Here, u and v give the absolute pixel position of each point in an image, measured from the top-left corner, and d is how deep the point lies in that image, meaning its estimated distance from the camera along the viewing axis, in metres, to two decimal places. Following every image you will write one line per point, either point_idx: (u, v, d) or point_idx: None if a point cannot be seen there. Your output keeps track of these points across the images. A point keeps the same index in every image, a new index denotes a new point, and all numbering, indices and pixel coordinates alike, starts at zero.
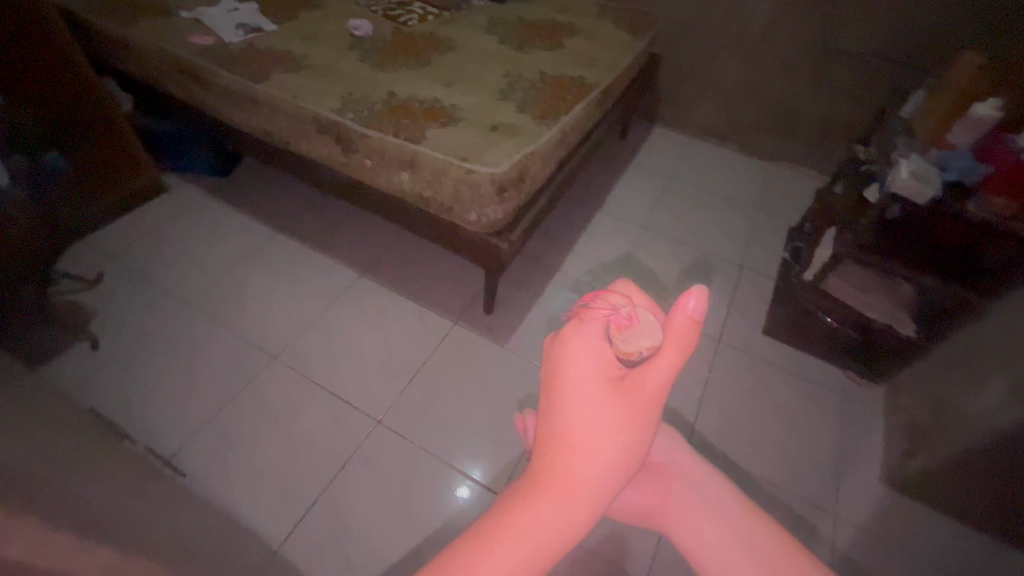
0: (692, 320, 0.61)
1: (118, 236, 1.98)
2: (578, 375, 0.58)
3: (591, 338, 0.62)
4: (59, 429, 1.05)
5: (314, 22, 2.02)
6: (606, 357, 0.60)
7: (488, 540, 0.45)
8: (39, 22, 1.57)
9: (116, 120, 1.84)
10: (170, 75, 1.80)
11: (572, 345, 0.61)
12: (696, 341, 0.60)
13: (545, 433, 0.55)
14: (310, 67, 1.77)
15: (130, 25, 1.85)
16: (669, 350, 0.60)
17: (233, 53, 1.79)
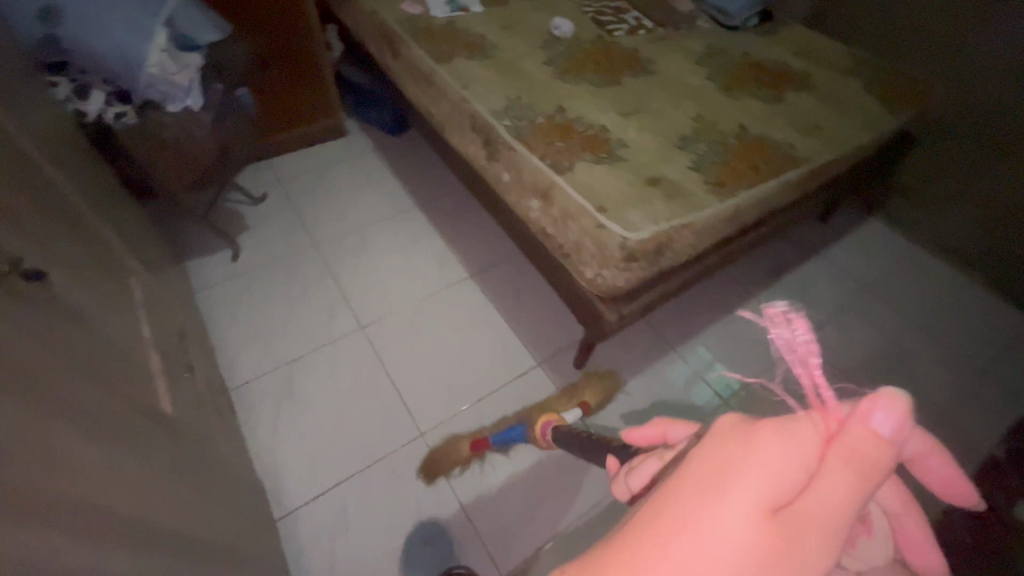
0: (880, 439, 0.36)
1: (292, 166, 2.21)
2: (724, 492, 0.35)
3: (789, 455, 0.36)
4: (162, 333, 1.18)
5: (520, 12, 1.94)
6: (773, 490, 0.35)
7: None
8: None
9: (322, 55, 2.03)
10: (374, 36, 1.88)
11: (747, 456, 0.36)
12: (882, 469, 0.36)
13: (621, 550, 0.35)
14: (494, 59, 1.70)
15: None
16: (836, 475, 0.35)
17: (432, 28, 1.80)
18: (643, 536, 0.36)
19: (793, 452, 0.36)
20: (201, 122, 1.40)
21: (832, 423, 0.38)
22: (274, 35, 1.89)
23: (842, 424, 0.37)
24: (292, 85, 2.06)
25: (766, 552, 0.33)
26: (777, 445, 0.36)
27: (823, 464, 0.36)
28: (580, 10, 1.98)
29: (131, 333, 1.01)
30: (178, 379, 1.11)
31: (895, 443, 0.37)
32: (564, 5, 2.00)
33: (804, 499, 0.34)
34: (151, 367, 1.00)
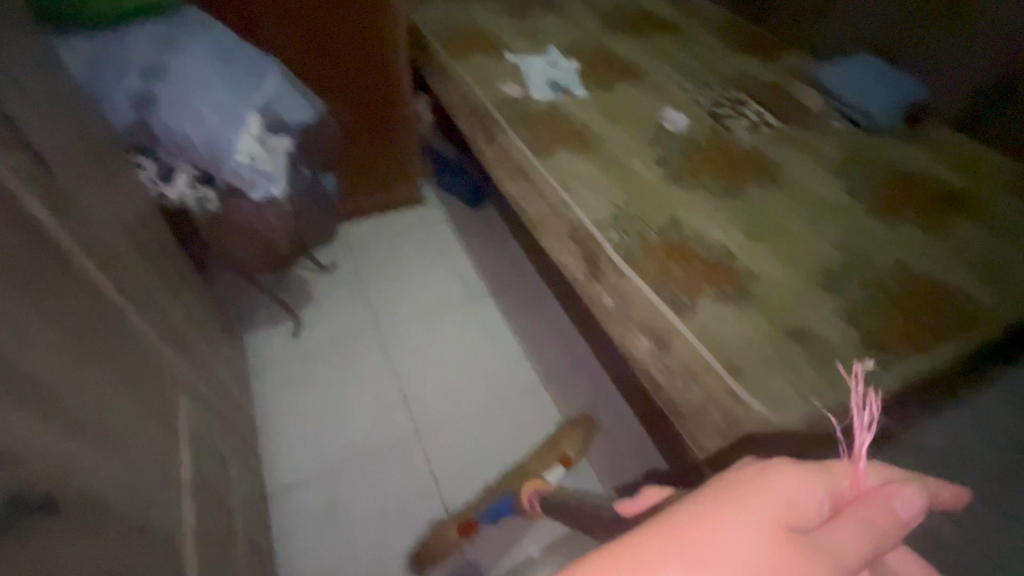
0: (897, 518, 0.41)
1: (365, 235, 2.12)
2: (754, 497, 0.38)
3: (813, 490, 0.40)
4: (203, 456, 1.03)
5: (628, 98, 1.79)
6: (795, 511, 0.38)
7: None
8: (381, 41, 1.72)
9: (411, 125, 1.95)
10: (467, 116, 1.78)
11: (776, 477, 0.40)
12: (893, 536, 0.40)
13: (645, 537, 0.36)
14: (599, 154, 1.53)
15: (462, 58, 1.90)
16: (852, 525, 0.39)
17: (533, 113, 1.67)
18: (666, 528, 0.36)
19: (813, 487, 0.40)
20: (279, 208, 1.27)
21: (852, 489, 0.43)
22: (366, 105, 1.83)
23: (863, 492, 0.43)
24: (377, 154, 1.99)
25: (785, 563, 0.35)
26: (804, 486, 0.40)
27: (838, 510, 0.40)
28: (695, 100, 1.79)
29: (165, 476, 0.86)
30: (208, 527, 0.94)
31: (906, 525, 0.42)
32: (676, 93, 1.83)
33: (819, 532, 0.37)
34: (177, 527, 0.83)
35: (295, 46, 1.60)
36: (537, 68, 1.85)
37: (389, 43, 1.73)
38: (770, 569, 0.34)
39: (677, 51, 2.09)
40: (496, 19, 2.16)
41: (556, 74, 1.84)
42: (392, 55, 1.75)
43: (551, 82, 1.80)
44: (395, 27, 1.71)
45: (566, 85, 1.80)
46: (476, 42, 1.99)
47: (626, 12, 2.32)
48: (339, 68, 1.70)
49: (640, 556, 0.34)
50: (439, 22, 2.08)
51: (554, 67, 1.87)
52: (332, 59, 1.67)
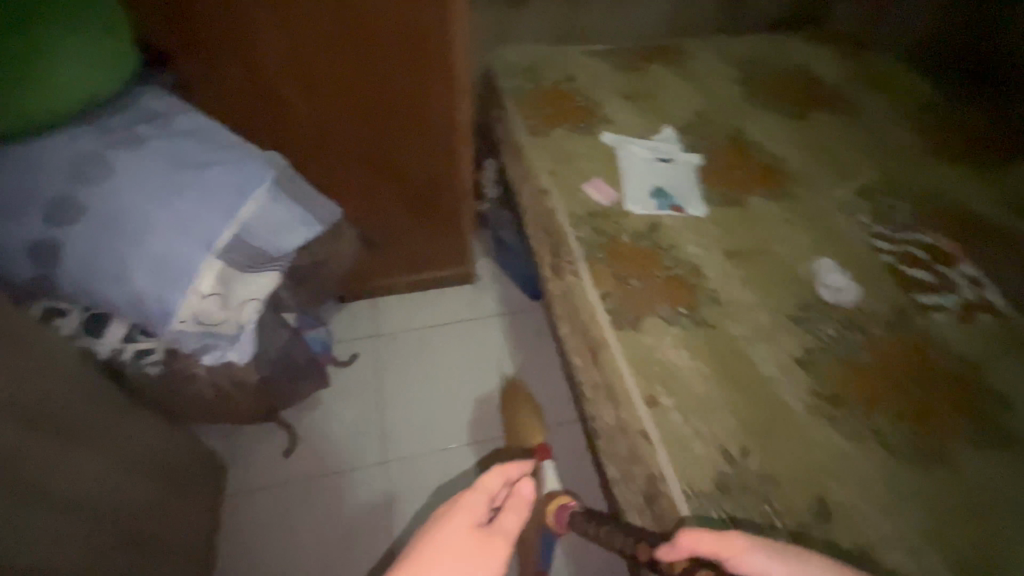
0: (525, 497, 0.79)
1: (396, 321, 1.77)
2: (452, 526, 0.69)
3: (472, 511, 0.72)
4: None
5: (762, 226, 1.25)
6: (471, 517, 0.71)
7: None
8: (439, 116, 1.31)
9: (464, 205, 1.55)
10: (534, 222, 1.33)
11: (450, 515, 0.71)
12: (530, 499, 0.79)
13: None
14: (708, 332, 1.03)
15: (544, 134, 1.42)
16: (508, 519, 0.75)
17: (623, 240, 1.19)
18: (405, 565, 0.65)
19: (471, 505, 0.72)
20: (244, 379, 0.95)
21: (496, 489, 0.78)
22: (414, 186, 1.44)
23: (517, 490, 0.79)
24: (420, 234, 1.61)
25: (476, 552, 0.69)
26: (476, 496, 0.74)
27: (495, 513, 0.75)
28: (868, 242, 1.21)
29: None
30: None
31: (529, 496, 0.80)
32: (837, 225, 1.26)
33: (487, 525, 0.73)
34: None
35: (321, 111, 1.21)
36: (642, 163, 1.35)
37: (446, 111, 1.30)
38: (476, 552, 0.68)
39: (843, 144, 1.49)
40: (599, 70, 1.66)
41: (666, 175, 1.32)
42: (447, 127, 1.33)
43: (658, 188, 1.29)
44: (456, 93, 1.27)
45: (678, 196, 1.28)
46: (566, 108, 1.50)
47: (776, 71, 1.72)
48: (377, 139, 1.31)
49: None
50: (524, 73, 1.61)
51: (666, 163, 1.35)
52: (369, 130, 1.28)
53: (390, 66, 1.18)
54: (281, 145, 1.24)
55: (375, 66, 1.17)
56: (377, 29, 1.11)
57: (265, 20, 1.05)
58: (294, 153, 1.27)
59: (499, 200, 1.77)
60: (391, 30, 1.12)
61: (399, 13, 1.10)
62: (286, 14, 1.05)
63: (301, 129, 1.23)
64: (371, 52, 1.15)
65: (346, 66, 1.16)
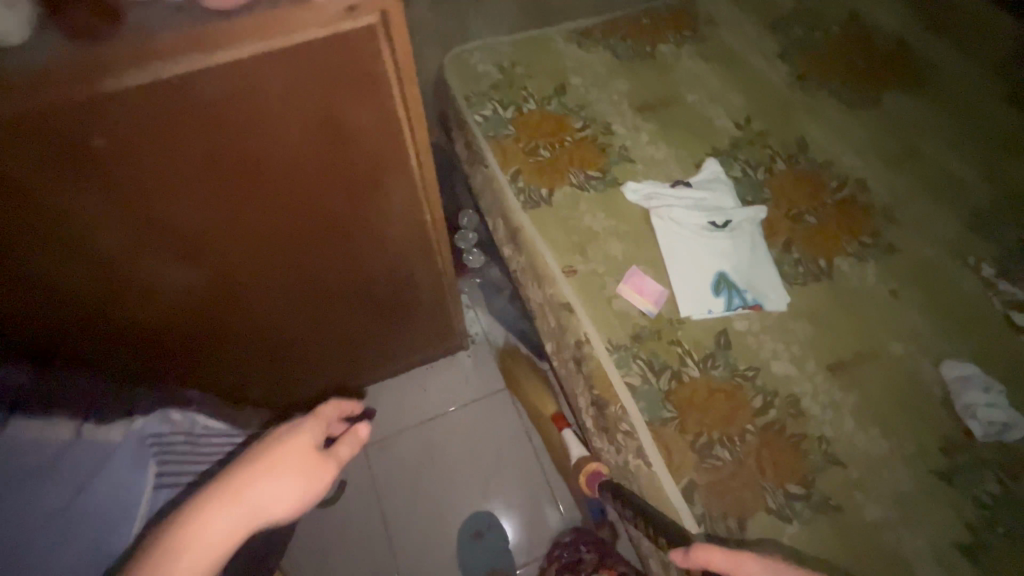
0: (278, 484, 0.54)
1: (385, 422, 1.42)
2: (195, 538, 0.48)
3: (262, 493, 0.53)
4: None
5: (864, 311, 0.92)
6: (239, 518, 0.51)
7: None
8: (395, 220, 0.85)
9: (444, 297, 1.16)
10: (553, 337, 0.97)
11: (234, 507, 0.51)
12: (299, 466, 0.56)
13: None
14: (836, 523, 0.75)
15: (546, 204, 1.01)
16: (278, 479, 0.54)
17: (690, 373, 0.86)
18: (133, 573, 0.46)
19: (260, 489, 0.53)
20: None
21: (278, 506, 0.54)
22: (376, 294, 1.02)
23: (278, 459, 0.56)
24: (393, 338, 1.23)
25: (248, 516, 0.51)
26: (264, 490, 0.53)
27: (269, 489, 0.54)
28: (1003, 316, 0.91)
29: None
30: None
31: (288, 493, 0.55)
32: (958, 293, 0.94)
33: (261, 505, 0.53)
34: None
35: (211, 276, 0.77)
36: (691, 236, 0.96)
37: (402, 222, 0.86)
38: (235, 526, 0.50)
39: (932, 143, 1.12)
40: (595, 67, 1.19)
41: (728, 251, 0.95)
42: (408, 238, 0.90)
43: (721, 276, 0.93)
44: (417, 199, 0.83)
45: (749, 284, 0.92)
46: (566, 148, 1.07)
47: (825, 31, 1.27)
48: (310, 279, 0.88)
49: None
50: (494, 93, 1.14)
51: (724, 228, 0.97)
52: (294, 274, 0.85)
53: (304, 198, 0.72)
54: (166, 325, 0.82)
55: (280, 204, 0.71)
56: (268, 158, 0.65)
57: (60, 195, 0.57)
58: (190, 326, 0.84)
59: (485, 255, 1.33)
60: (293, 156, 0.66)
61: (300, 124, 0.62)
62: (98, 179, 0.58)
63: (187, 301, 0.79)
64: (266, 189, 0.68)
65: (232, 217, 0.70)
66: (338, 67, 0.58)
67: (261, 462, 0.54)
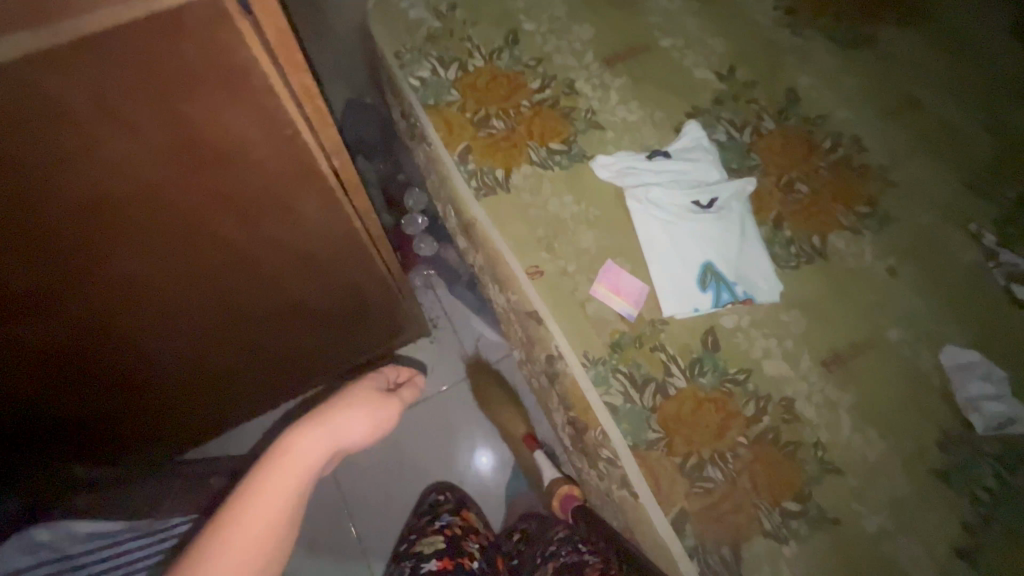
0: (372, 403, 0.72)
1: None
2: (334, 416, 0.67)
3: (357, 424, 0.68)
4: None
5: (859, 296, 0.84)
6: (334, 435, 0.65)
7: (254, 489, 0.56)
8: (313, 233, 0.65)
9: (393, 308, 1.00)
10: (521, 346, 0.85)
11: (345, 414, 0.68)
12: (388, 413, 0.74)
13: (264, 476, 0.57)
14: (833, 538, 0.70)
15: (503, 190, 0.85)
16: (354, 416, 0.69)
17: (676, 385, 0.76)
18: (260, 469, 0.58)
19: (356, 419, 0.68)
20: None
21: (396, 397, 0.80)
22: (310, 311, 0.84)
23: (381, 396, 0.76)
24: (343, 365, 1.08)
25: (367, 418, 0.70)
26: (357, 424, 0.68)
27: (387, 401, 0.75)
28: (1003, 290, 0.84)
29: None
30: None
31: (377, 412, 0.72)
32: (955, 267, 0.86)
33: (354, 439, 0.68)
34: None
35: (67, 343, 0.59)
36: (673, 219, 0.83)
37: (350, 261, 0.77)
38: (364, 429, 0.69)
39: (934, 88, 0.99)
40: (552, 8, 0.98)
41: (715, 236, 0.83)
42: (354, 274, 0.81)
43: (708, 267, 0.81)
44: (340, 208, 0.63)
45: (739, 274, 0.81)
46: (522, 116, 0.89)
47: None
48: (235, 331, 0.77)
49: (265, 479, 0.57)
50: (431, 47, 0.93)
51: (710, 209, 0.84)
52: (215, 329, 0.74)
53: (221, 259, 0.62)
54: (50, 407, 0.68)
55: (180, 274, 0.59)
56: (117, 219, 0.47)
57: None
58: (65, 402, 0.68)
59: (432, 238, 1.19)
60: (187, 232, 0.53)
61: (134, 134, 0.41)
62: None
63: (43, 361, 0.59)
64: (158, 264, 0.56)
65: (111, 296, 0.56)
66: (232, 125, 0.45)
67: (343, 410, 0.68)
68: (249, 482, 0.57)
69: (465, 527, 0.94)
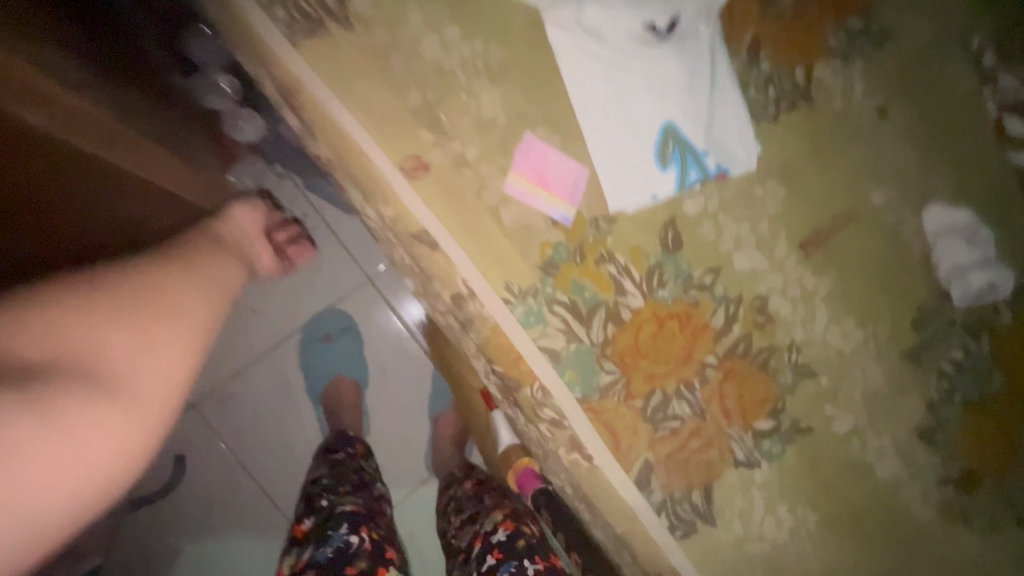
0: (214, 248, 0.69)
1: (212, 367, 1.05)
2: (199, 269, 0.62)
3: (222, 273, 0.66)
4: None
5: (844, 150, 0.64)
6: (209, 282, 0.62)
7: (107, 306, 0.49)
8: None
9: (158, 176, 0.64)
10: (415, 275, 0.59)
11: (216, 253, 0.68)
12: (255, 233, 0.81)
13: (110, 295, 0.50)
14: (805, 450, 0.61)
15: (338, 25, 0.49)
16: (222, 257, 0.69)
17: (631, 306, 0.56)
18: (107, 293, 0.50)
19: (220, 263, 0.67)
20: None
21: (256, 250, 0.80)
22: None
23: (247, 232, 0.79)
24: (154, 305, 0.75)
25: (222, 265, 0.68)
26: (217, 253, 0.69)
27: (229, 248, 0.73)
28: (996, 124, 0.68)
29: None
30: None
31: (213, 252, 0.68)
32: (951, 98, 0.68)
33: (224, 255, 0.70)
34: None
35: None
36: (618, 58, 0.54)
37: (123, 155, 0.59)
38: (216, 267, 0.66)
39: None
40: None
41: (678, 80, 0.55)
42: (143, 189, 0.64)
43: (669, 130, 0.55)
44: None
45: (710, 137, 0.56)
46: None
47: None
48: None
49: (94, 305, 0.48)
50: None
51: (670, 35, 0.55)
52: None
53: None
54: None
55: None
56: None
57: None
58: None
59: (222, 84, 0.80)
60: None
61: None
62: None
63: None
64: None
65: None
66: None
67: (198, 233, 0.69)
68: (131, 305, 0.50)
69: (362, 507, 0.74)
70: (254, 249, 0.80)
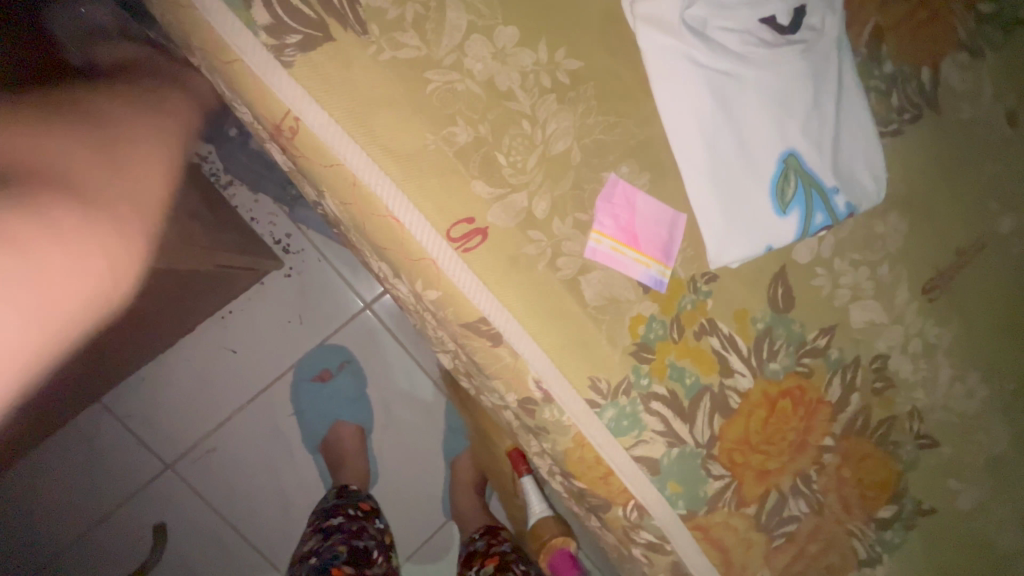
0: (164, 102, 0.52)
1: (191, 416, 0.89)
2: (133, 100, 0.49)
3: (173, 116, 0.52)
4: None
5: (969, 169, 0.52)
6: (162, 128, 0.50)
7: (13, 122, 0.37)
8: None
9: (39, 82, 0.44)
10: (456, 357, 0.45)
11: (172, 102, 0.53)
12: (174, 91, 0.54)
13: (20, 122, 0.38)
14: (929, 536, 0.51)
15: (345, 29, 0.33)
16: (173, 104, 0.53)
17: (740, 389, 0.44)
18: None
19: (165, 104, 0.52)
20: None
21: (191, 99, 0.56)
22: None
23: (161, 87, 0.54)
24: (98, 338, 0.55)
25: (178, 107, 0.54)
26: (144, 102, 0.49)
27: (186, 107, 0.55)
28: None
29: None
30: None
31: (132, 103, 0.48)
32: None
33: (173, 102, 0.53)
34: None
35: None
36: (730, 64, 0.39)
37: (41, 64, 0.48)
38: (173, 122, 0.52)
39: None
40: None
41: (803, 93, 0.41)
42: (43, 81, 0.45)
43: (791, 161, 0.42)
44: None
45: (837, 166, 0.43)
46: None
47: None
48: None
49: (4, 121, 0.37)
50: None
51: (794, 32, 0.41)
52: None
53: None
54: None
55: None
56: None
57: None
58: None
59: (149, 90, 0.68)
60: None
61: None
62: None
63: None
64: None
65: None
66: None
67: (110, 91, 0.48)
68: (70, 126, 0.41)
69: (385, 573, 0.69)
70: (183, 104, 0.54)
